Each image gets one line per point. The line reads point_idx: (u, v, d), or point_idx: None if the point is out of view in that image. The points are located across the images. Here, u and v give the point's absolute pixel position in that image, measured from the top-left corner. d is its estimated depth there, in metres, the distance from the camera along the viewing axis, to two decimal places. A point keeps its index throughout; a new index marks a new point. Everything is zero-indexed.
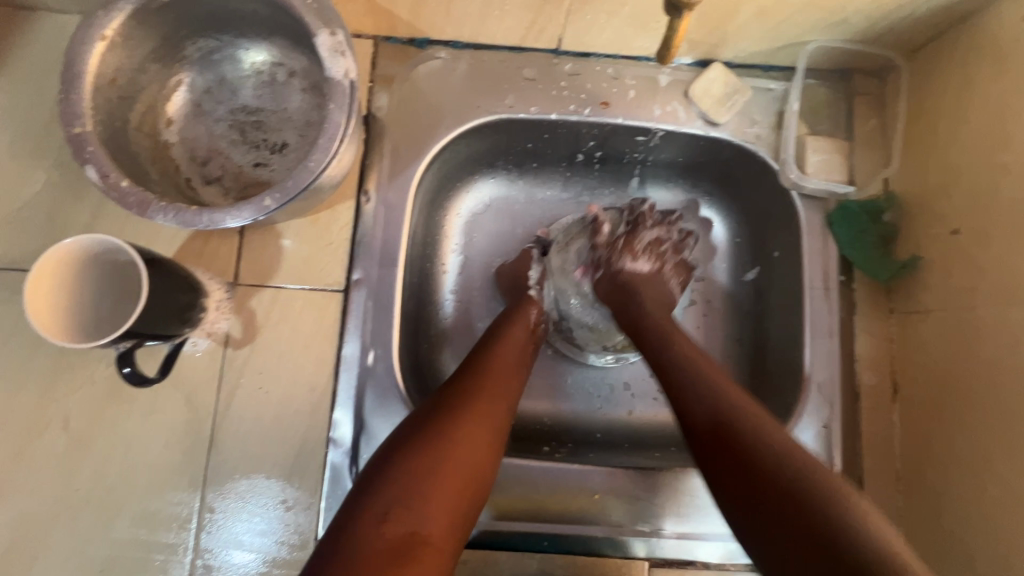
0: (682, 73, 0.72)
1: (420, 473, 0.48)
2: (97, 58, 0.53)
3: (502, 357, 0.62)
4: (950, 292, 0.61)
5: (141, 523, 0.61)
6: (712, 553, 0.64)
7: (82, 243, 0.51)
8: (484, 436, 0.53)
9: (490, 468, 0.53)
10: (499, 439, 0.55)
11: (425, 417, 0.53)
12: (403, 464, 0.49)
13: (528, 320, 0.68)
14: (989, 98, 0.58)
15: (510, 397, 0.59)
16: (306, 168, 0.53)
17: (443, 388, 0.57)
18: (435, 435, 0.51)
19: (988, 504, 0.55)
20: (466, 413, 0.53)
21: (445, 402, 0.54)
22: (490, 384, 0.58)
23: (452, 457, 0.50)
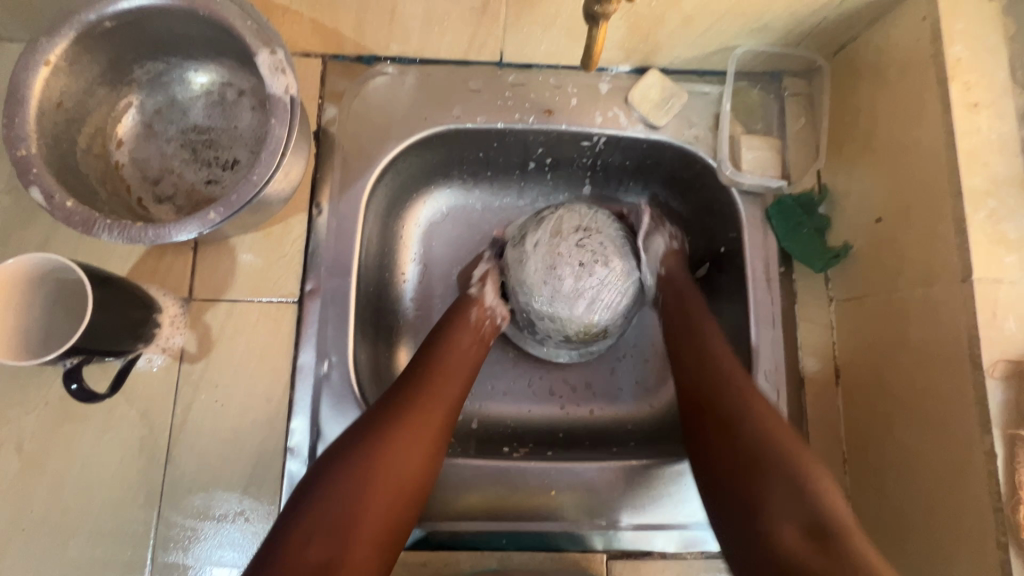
0: (621, 80, 0.75)
1: (343, 491, 0.50)
2: (42, 83, 0.54)
3: (439, 366, 0.62)
4: (877, 278, 0.64)
5: (97, 542, 0.61)
6: (668, 542, 0.65)
7: (29, 261, 0.53)
8: (414, 451, 0.54)
9: (421, 479, 0.54)
10: (429, 450, 0.56)
11: (357, 435, 0.54)
12: (329, 484, 0.50)
13: (468, 326, 0.69)
14: (897, 93, 0.62)
15: (444, 404, 0.59)
16: (250, 181, 0.54)
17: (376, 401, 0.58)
18: (361, 451, 0.52)
19: (921, 480, 0.57)
20: (392, 427, 0.54)
21: (376, 417, 0.55)
22: (422, 394, 0.58)
23: (375, 474, 0.51)
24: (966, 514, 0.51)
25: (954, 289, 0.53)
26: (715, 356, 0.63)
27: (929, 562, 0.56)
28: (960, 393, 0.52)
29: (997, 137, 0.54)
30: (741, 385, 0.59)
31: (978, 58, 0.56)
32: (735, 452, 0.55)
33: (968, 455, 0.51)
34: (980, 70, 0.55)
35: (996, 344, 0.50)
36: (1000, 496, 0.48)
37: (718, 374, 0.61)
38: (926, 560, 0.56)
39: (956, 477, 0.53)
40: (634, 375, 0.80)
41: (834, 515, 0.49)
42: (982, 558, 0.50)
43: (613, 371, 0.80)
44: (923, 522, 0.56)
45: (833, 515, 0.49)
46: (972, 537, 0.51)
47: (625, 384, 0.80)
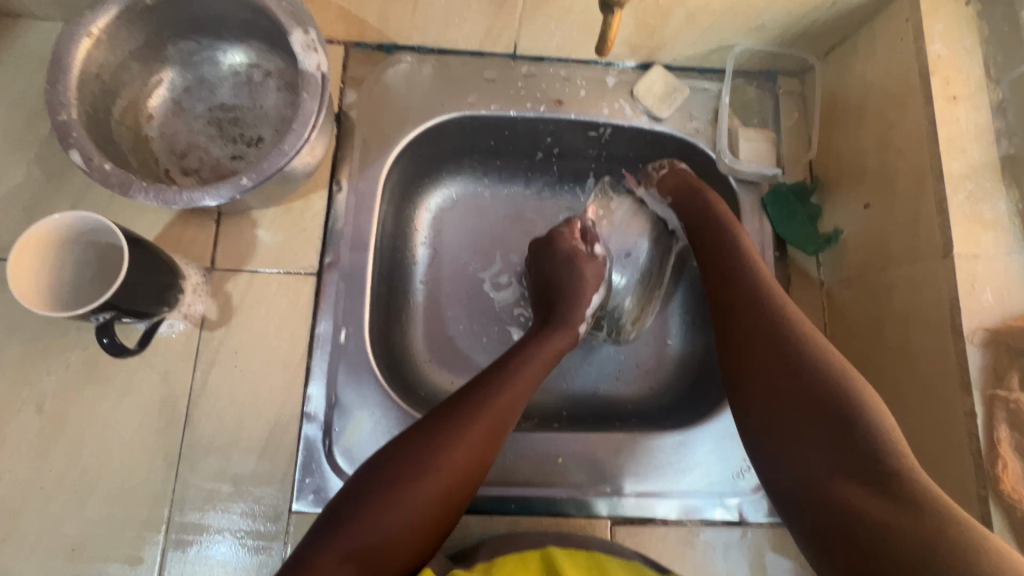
0: (626, 75, 0.80)
1: (383, 523, 0.50)
2: (83, 53, 0.57)
3: (516, 372, 0.62)
4: (865, 260, 0.68)
5: (115, 502, 0.62)
6: (670, 509, 0.68)
7: (60, 219, 0.54)
8: (468, 461, 0.54)
9: (467, 489, 0.55)
10: (471, 484, 0.55)
11: (418, 435, 0.55)
12: (367, 513, 0.50)
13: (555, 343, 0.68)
14: (883, 89, 0.67)
15: (497, 439, 0.57)
16: (281, 150, 0.57)
17: (427, 424, 0.56)
18: (405, 485, 0.51)
19: (908, 448, 0.60)
20: (438, 466, 0.53)
21: (453, 414, 0.56)
22: (479, 428, 0.56)
23: (413, 511, 0.51)
24: (949, 472, 0.55)
25: (936, 265, 0.58)
26: (773, 303, 0.61)
27: None
28: (943, 360, 0.56)
29: (974, 126, 0.59)
30: (822, 342, 0.57)
31: (955, 56, 0.61)
32: (839, 413, 0.51)
33: (951, 417, 0.55)
34: (957, 67, 0.61)
35: (975, 313, 0.55)
36: (981, 452, 0.52)
37: (778, 316, 0.60)
38: None
39: (940, 439, 0.56)
40: (636, 357, 0.83)
41: (925, 498, 0.45)
42: (964, 511, 0.53)
43: (616, 354, 0.83)
44: None
45: (903, 495, 0.45)
46: (956, 493, 0.54)
47: (626, 365, 0.83)
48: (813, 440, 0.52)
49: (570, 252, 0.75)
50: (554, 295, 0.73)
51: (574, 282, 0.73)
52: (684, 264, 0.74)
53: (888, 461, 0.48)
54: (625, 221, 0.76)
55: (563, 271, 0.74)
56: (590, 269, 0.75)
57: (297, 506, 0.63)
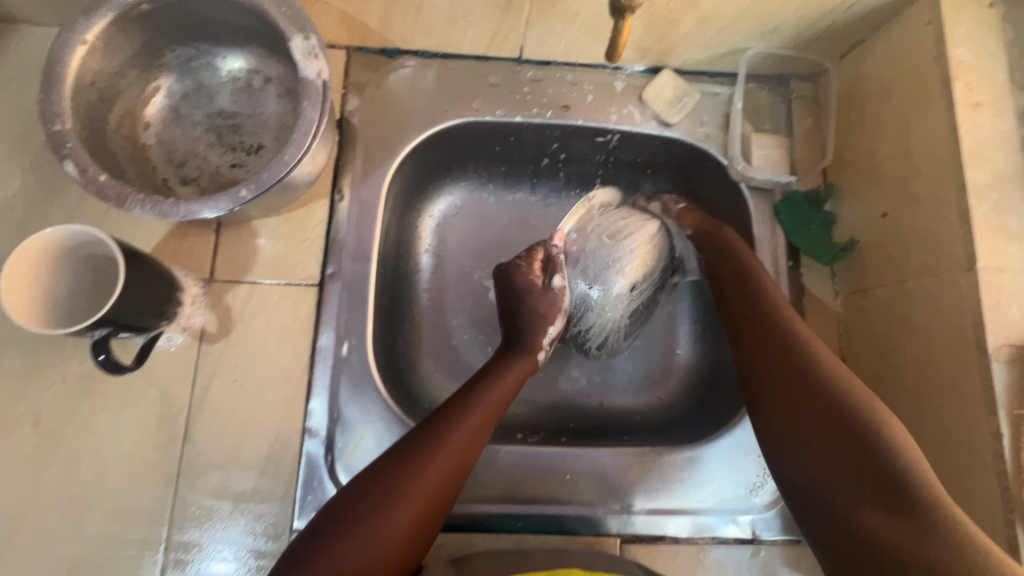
0: (635, 79, 0.78)
1: (345, 561, 0.47)
2: (78, 61, 0.55)
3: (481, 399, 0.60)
4: (883, 271, 0.66)
5: (113, 519, 0.61)
6: (680, 527, 0.66)
7: (42, 245, 0.53)
8: (426, 497, 0.52)
9: (423, 530, 0.52)
10: (437, 519, 0.53)
11: (374, 472, 0.52)
12: (330, 551, 0.47)
13: (519, 371, 0.65)
14: (902, 95, 0.65)
15: (465, 469, 0.56)
16: (281, 161, 0.55)
17: (391, 455, 0.54)
18: (371, 518, 0.49)
19: (928, 467, 0.58)
20: (406, 499, 0.51)
21: (412, 446, 0.54)
22: (447, 457, 0.54)
23: (377, 549, 0.48)
24: (972, 493, 0.53)
25: (959, 278, 0.56)
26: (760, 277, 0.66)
27: None
28: (967, 377, 0.54)
29: (998, 134, 0.57)
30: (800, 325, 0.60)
31: (979, 61, 0.59)
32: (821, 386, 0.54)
33: (974, 437, 0.53)
34: (980, 72, 0.59)
35: (1000, 329, 0.53)
36: (1007, 475, 0.50)
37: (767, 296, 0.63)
38: None
39: (963, 459, 0.54)
40: (644, 368, 0.81)
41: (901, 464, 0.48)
42: (989, 535, 0.51)
43: (624, 364, 0.81)
44: None
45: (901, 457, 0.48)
46: (978, 516, 0.53)
47: (635, 376, 0.81)
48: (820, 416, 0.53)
49: (527, 285, 0.70)
50: (512, 327, 0.70)
51: (535, 311, 0.69)
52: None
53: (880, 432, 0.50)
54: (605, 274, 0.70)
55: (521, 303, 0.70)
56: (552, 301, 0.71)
57: (298, 524, 0.62)
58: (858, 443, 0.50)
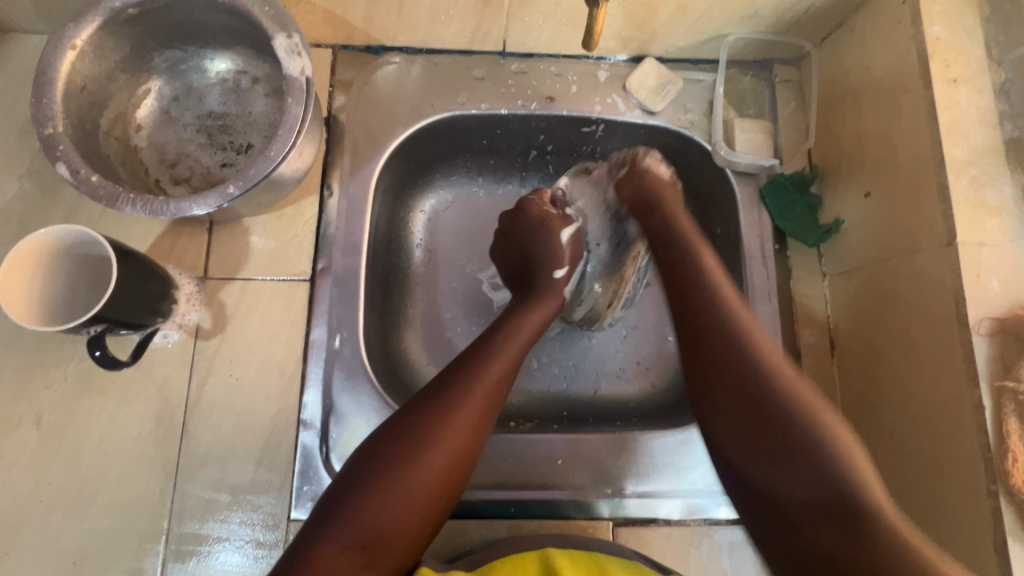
0: (619, 68, 0.78)
1: (379, 514, 0.48)
2: (69, 66, 0.57)
3: (506, 342, 0.61)
4: (867, 251, 0.67)
5: (115, 513, 0.62)
6: (673, 509, 0.67)
7: (37, 246, 0.55)
8: (458, 438, 0.53)
9: (459, 469, 0.53)
10: (469, 463, 0.54)
11: (404, 418, 0.53)
12: (358, 509, 0.48)
13: (546, 312, 0.67)
14: (881, 75, 0.65)
15: (489, 413, 0.56)
16: (267, 157, 0.57)
17: (410, 409, 0.54)
18: (398, 473, 0.50)
19: (915, 441, 0.59)
20: (428, 450, 0.51)
21: (440, 389, 0.55)
22: (469, 406, 0.54)
23: (409, 499, 0.49)
24: (958, 466, 0.54)
25: (940, 254, 0.56)
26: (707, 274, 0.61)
27: (926, 521, 0.57)
28: (949, 352, 0.55)
29: (976, 110, 0.57)
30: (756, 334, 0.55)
31: (955, 38, 0.59)
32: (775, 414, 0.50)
33: (958, 410, 0.54)
34: (957, 49, 0.59)
35: (981, 303, 0.53)
36: (989, 446, 0.51)
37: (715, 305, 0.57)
38: (921, 515, 0.58)
39: (948, 432, 0.55)
40: (636, 355, 0.82)
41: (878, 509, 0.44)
42: (975, 506, 0.52)
43: (616, 352, 0.82)
44: (919, 482, 0.58)
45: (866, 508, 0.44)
46: (964, 488, 0.53)
47: (627, 363, 0.81)
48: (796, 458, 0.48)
49: (542, 217, 0.73)
50: (530, 264, 0.72)
51: (550, 245, 0.71)
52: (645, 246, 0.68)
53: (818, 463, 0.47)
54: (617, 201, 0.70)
55: (536, 237, 0.72)
56: (564, 233, 0.73)
57: (296, 513, 0.63)
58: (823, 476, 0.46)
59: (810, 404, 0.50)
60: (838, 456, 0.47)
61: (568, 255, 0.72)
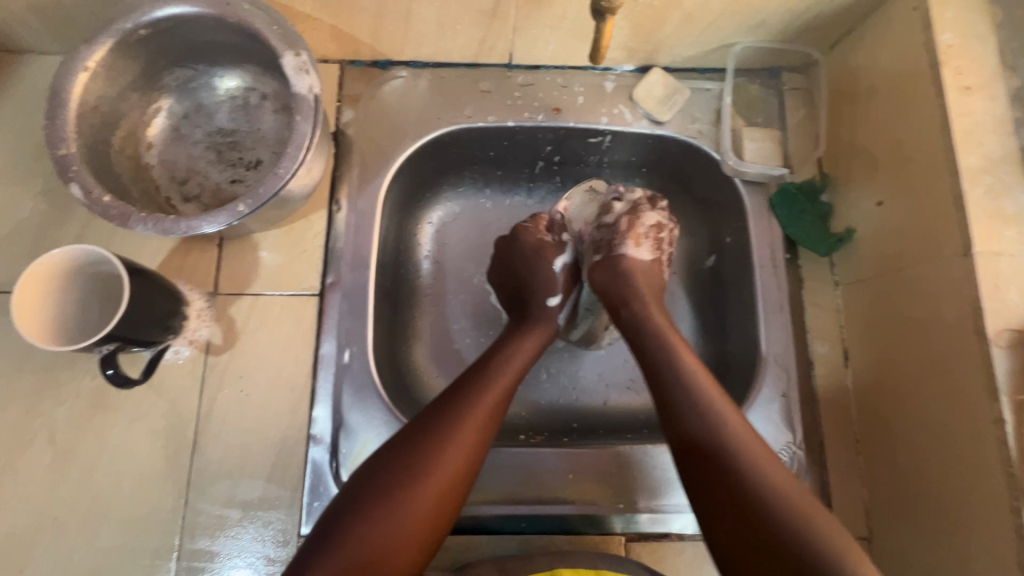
0: (625, 79, 0.78)
1: (370, 539, 0.48)
2: (81, 87, 0.58)
3: (502, 364, 0.61)
4: (881, 260, 0.66)
5: (128, 529, 0.62)
6: (685, 524, 0.66)
7: (51, 266, 0.56)
8: (454, 457, 0.53)
9: (456, 490, 0.53)
10: (462, 492, 0.54)
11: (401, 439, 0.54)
12: (352, 532, 0.48)
13: (543, 335, 0.67)
14: (892, 83, 0.64)
15: (483, 442, 0.56)
16: (276, 175, 0.57)
17: (405, 436, 0.54)
18: (392, 496, 0.50)
19: (933, 454, 0.58)
20: (422, 471, 0.51)
21: (436, 411, 0.56)
22: (464, 426, 0.55)
23: (404, 522, 0.49)
24: (978, 481, 0.53)
25: (956, 265, 0.55)
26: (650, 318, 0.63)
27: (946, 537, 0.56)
28: (968, 365, 0.54)
29: (990, 117, 0.56)
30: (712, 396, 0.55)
31: (967, 45, 0.58)
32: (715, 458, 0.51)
33: (978, 425, 0.53)
34: (969, 56, 0.58)
35: (999, 314, 0.52)
36: (1011, 462, 0.49)
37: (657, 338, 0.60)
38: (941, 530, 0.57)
39: (968, 446, 0.54)
40: None
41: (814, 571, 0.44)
42: (997, 523, 0.51)
43: (626, 363, 0.81)
44: (939, 497, 0.57)
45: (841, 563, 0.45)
46: (984, 503, 0.52)
47: (637, 374, 0.81)
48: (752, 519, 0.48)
49: (536, 246, 0.72)
50: (524, 289, 0.71)
51: (539, 271, 0.71)
52: (655, 273, 0.69)
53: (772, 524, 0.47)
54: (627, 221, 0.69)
55: (533, 267, 0.71)
56: (558, 262, 0.72)
57: (306, 530, 0.63)
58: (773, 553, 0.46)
59: (762, 466, 0.51)
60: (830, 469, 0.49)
61: (564, 282, 0.71)
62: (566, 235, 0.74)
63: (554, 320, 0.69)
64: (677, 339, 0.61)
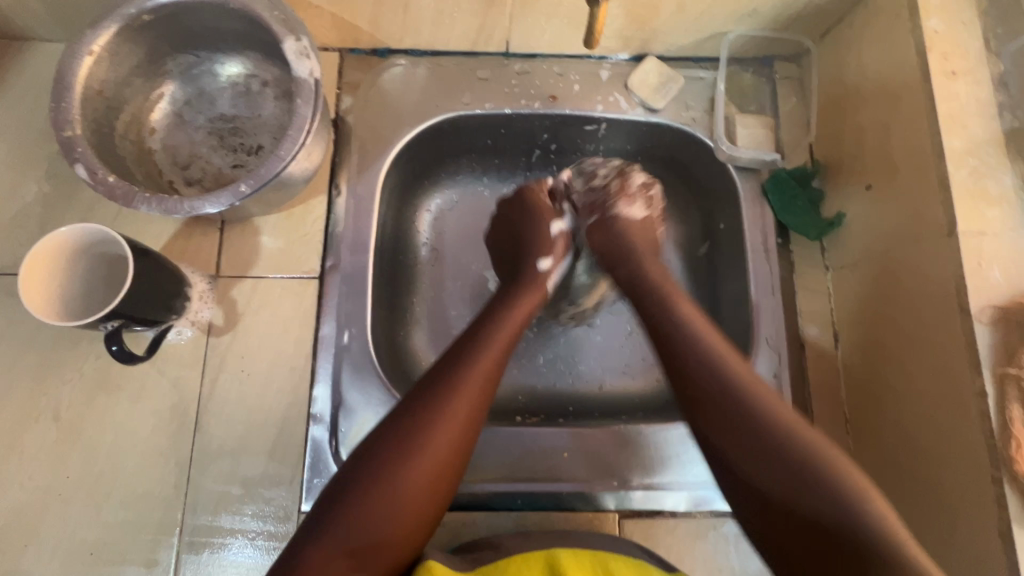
0: (620, 67, 0.79)
1: (372, 518, 0.50)
2: (86, 70, 0.59)
3: (496, 334, 0.61)
4: (869, 243, 0.67)
5: (131, 506, 0.64)
6: (678, 501, 0.67)
7: (57, 245, 0.57)
8: (452, 430, 0.54)
9: (453, 461, 0.54)
10: (460, 462, 0.55)
11: (399, 414, 0.54)
12: (351, 513, 0.50)
13: (536, 296, 0.68)
14: (880, 70, 0.66)
15: (479, 411, 0.56)
16: (277, 157, 0.58)
17: (404, 408, 0.54)
18: (392, 474, 0.51)
19: (919, 429, 0.59)
20: (420, 450, 0.52)
21: (434, 384, 0.56)
22: (460, 399, 0.55)
23: (405, 498, 0.51)
24: (961, 455, 0.54)
25: (941, 244, 0.56)
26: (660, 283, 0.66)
27: (932, 511, 0.57)
28: (952, 341, 0.55)
29: (975, 101, 0.58)
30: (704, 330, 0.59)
31: (953, 31, 0.60)
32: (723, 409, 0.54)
33: (963, 400, 0.54)
34: (955, 42, 0.59)
35: (983, 291, 0.53)
36: (993, 434, 0.51)
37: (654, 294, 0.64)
38: (928, 504, 0.58)
39: (952, 419, 0.55)
40: (641, 350, 0.83)
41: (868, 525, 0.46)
42: (981, 494, 0.52)
43: (622, 348, 0.83)
44: (925, 472, 0.58)
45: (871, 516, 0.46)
46: (968, 476, 0.53)
47: (632, 359, 0.82)
48: (775, 465, 0.50)
49: (535, 207, 0.74)
50: (518, 251, 0.72)
51: (539, 232, 0.72)
52: (648, 231, 0.73)
53: (803, 462, 0.49)
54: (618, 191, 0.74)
55: (530, 233, 0.72)
56: (554, 227, 0.73)
57: (306, 506, 0.64)
58: (795, 469, 0.49)
59: (772, 402, 0.53)
60: (808, 448, 0.50)
61: (560, 245, 0.73)
62: (566, 203, 0.76)
63: (546, 282, 0.70)
64: (681, 301, 0.63)
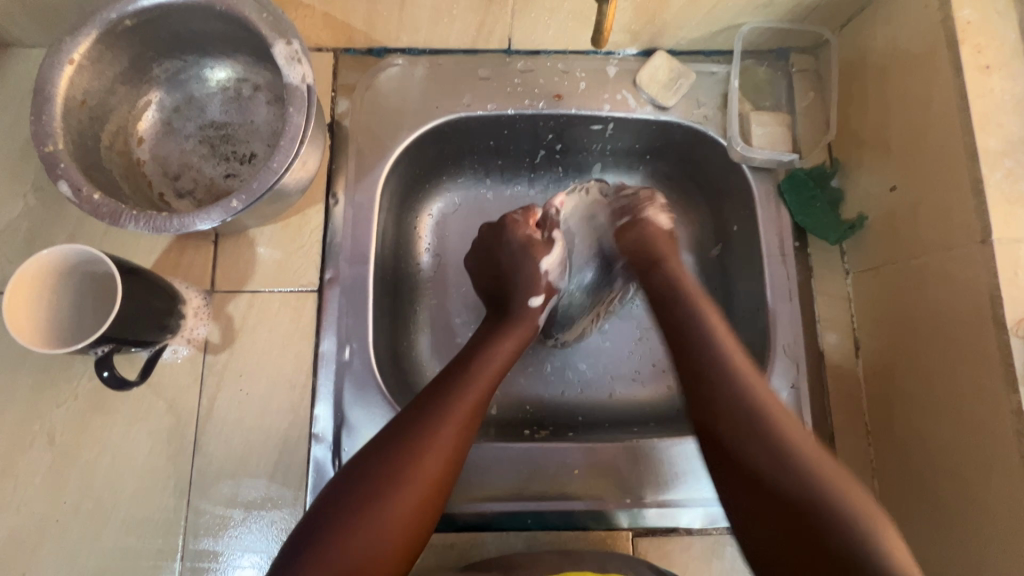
0: (628, 63, 0.76)
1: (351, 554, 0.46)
2: (66, 81, 0.56)
3: (483, 367, 0.60)
4: (893, 247, 0.64)
5: (129, 530, 0.62)
6: (693, 518, 0.65)
7: (46, 264, 0.54)
8: (436, 462, 0.52)
9: (434, 496, 0.52)
10: (442, 497, 0.53)
11: (384, 441, 0.53)
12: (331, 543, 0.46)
13: (522, 334, 0.66)
14: (907, 65, 0.62)
15: (462, 445, 0.55)
16: (270, 168, 0.55)
17: (387, 438, 0.53)
18: (374, 504, 0.48)
19: (948, 445, 0.56)
20: (406, 480, 0.50)
21: (419, 413, 0.54)
22: (446, 430, 0.53)
23: (384, 532, 0.48)
24: (995, 475, 0.51)
25: (974, 252, 0.53)
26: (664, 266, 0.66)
27: (961, 530, 0.55)
28: (986, 355, 0.52)
29: (1012, 98, 0.54)
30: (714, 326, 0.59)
31: (988, 22, 0.56)
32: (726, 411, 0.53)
33: (997, 417, 0.51)
34: (990, 33, 0.55)
35: (1018, 303, 0.50)
36: None
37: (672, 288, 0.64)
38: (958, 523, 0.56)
39: (985, 436, 0.52)
40: (652, 357, 0.80)
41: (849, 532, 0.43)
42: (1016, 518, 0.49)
43: (632, 355, 0.80)
44: (953, 490, 0.56)
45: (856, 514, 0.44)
46: (1002, 497, 0.51)
47: (642, 366, 0.79)
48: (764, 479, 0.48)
49: (525, 242, 0.71)
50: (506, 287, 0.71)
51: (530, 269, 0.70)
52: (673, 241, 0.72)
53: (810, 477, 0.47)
54: (646, 200, 0.73)
55: (520, 261, 0.71)
56: (546, 262, 0.71)
57: None
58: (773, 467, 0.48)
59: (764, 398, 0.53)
60: (794, 461, 0.48)
61: (547, 284, 0.71)
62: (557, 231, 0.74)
63: (535, 321, 0.68)
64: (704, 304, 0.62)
